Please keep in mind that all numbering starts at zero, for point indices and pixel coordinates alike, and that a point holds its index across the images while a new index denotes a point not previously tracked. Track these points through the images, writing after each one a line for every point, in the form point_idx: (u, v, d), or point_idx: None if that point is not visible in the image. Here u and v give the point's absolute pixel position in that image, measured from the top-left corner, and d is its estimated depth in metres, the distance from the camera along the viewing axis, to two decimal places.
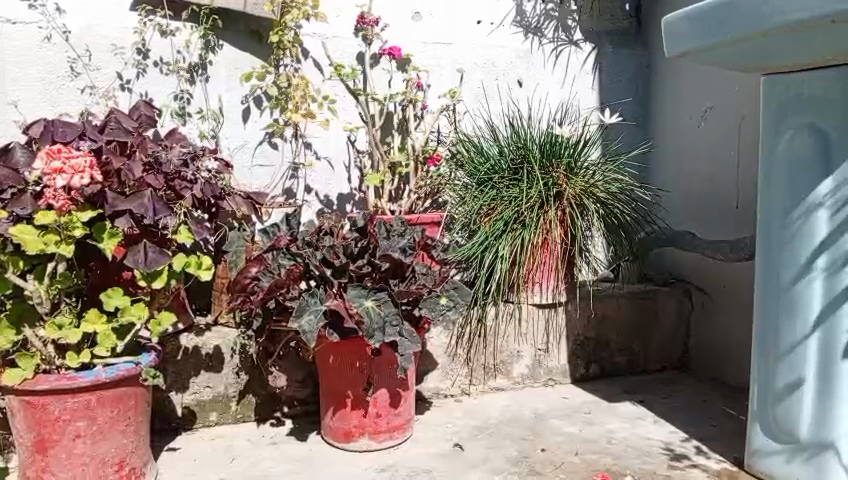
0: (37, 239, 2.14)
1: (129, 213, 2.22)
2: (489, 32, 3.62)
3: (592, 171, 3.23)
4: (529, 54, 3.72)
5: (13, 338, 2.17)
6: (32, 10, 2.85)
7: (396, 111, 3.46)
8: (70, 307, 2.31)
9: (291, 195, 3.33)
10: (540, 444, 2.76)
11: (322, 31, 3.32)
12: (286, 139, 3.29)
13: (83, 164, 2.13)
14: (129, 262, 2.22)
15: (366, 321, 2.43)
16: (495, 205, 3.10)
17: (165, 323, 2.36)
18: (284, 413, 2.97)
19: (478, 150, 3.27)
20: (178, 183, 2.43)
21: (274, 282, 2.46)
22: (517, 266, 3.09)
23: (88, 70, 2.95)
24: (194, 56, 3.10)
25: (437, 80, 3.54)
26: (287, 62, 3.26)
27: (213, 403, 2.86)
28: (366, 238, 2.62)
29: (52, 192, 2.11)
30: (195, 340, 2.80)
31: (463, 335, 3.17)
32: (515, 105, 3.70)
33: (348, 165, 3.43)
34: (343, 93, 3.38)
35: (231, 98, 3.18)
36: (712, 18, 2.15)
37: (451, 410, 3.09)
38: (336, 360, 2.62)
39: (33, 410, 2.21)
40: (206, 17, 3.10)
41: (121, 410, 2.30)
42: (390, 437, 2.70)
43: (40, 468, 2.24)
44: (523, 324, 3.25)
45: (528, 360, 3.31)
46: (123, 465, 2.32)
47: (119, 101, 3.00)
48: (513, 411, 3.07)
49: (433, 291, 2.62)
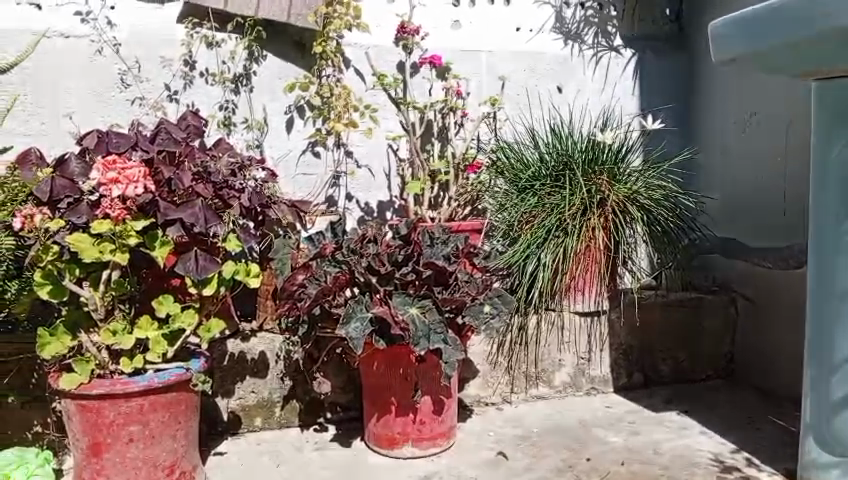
0: (94, 246, 2.20)
1: (180, 222, 2.28)
2: (528, 38, 3.62)
3: (633, 177, 3.20)
4: (569, 60, 3.70)
5: (69, 343, 2.26)
6: (84, 24, 2.94)
7: (436, 119, 3.47)
8: (124, 314, 2.35)
9: (333, 203, 3.36)
10: (585, 453, 2.74)
11: (363, 41, 3.35)
12: (329, 147, 3.33)
13: (137, 174, 2.19)
14: (180, 269, 2.28)
15: (412, 328, 2.45)
16: (536, 213, 3.09)
17: (215, 330, 2.41)
18: (327, 418, 3.00)
19: (519, 158, 3.26)
20: (225, 192, 2.45)
21: (320, 289, 2.50)
22: (559, 274, 3.07)
23: (138, 82, 3.02)
24: (238, 67, 3.16)
25: (477, 88, 3.54)
26: (329, 72, 3.29)
27: (258, 408, 2.90)
28: (410, 246, 2.62)
29: (108, 202, 2.18)
30: (241, 346, 2.85)
31: (504, 342, 3.16)
32: (555, 111, 3.68)
33: (388, 173, 3.46)
34: (385, 102, 3.41)
35: (275, 109, 3.23)
36: (765, 20, 2.10)
37: (493, 418, 3.08)
38: (380, 366, 2.64)
39: (89, 414, 2.27)
40: (251, 28, 3.15)
41: (172, 415, 2.35)
42: (433, 445, 2.70)
43: (95, 470, 2.29)
44: (565, 331, 3.22)
45: (570, 369, 3.28)
46: (174, 469, 2.37)
47: (167, 112, 3.07)
48: (554, 420, 3.05)
49: (476, 299, 2.61)
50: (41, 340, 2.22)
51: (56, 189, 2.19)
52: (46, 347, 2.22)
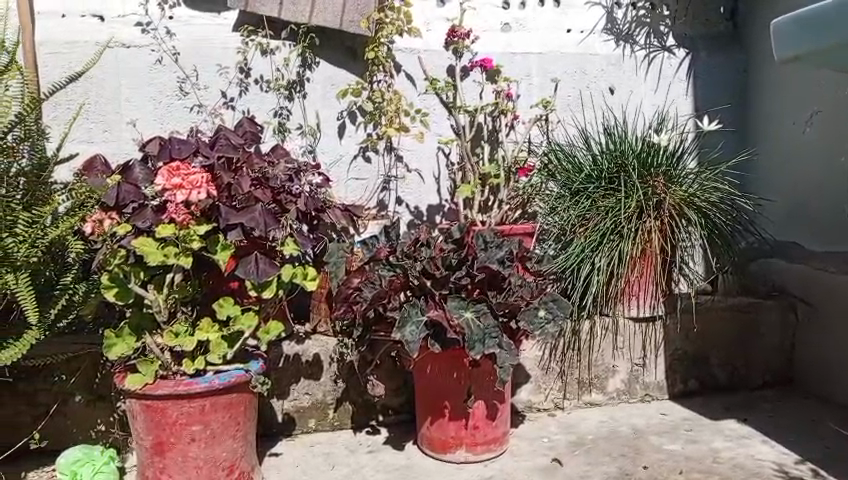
0: (159, 250, 2.26)
1: (240, 227, 2.33)
2: (579, 40, 3.58)
3: (690, 179, 3.15)
4: (621, 61, 3.64)
5: (134, 344, 2.32)
6: (144, 34, 3.03)
7: (486, 123, 3.46)
8: (186, 316, 2.41)
9: (383, 207, 3.39)
10: (642, 461, 2.71)
11: (415, 46, 3.36)
12: (380, 152, 3.35)
13: (200, 180, 2.26)
14: (241, 273, 2.34)
15: (467, 332, 2.46)
16: (591, 215, 3.05)
17: (274, 332, 2.45)
18: (379, 421, 3.01)
19: (572, 160, 3.22)
20: (283, 197, 2.51)
21: (376, 293, 2.52)
22: (614, 278, 3.02)
23: (196, 89, 3.10)
24: (292, 74, 3.21)
25: (527, 90, 3.51)
26: (380, 78, 3.31)
27: (312, 410, 2.93)
28: (463, 250, 2.62)
29: (173, 207, 2.25)
30: (296, 348, 2.89)
31: (557, 347, 3.13)
32: (609, 113, 3.63)
33: (438, 176, 3.45)
34: (436, 106, 3.41)
35: (328, 114, 3.27)
36: (820, 21, 2.07)
37: (546, 424, 3.06)
38: (434, 370, 2.64)
39: (153, 414, 2.33)
40: (304, 35, 3.20)
41: (232, 415, 2.40)
42: (487, 450, 2.70)
43: (158, 469, 2.36)
44: (619, 337, 3.17)
45: (624, 375, 3.23)
46: (233, 469, 2.42)
47: (225, 118, 3.14)
48: (609, 427, 3.01)
49: (530, 303, 2.58)
50: (108, 340, 2.30)
51: (122, 195, 2.29)
52: (112, 348, 2.30)
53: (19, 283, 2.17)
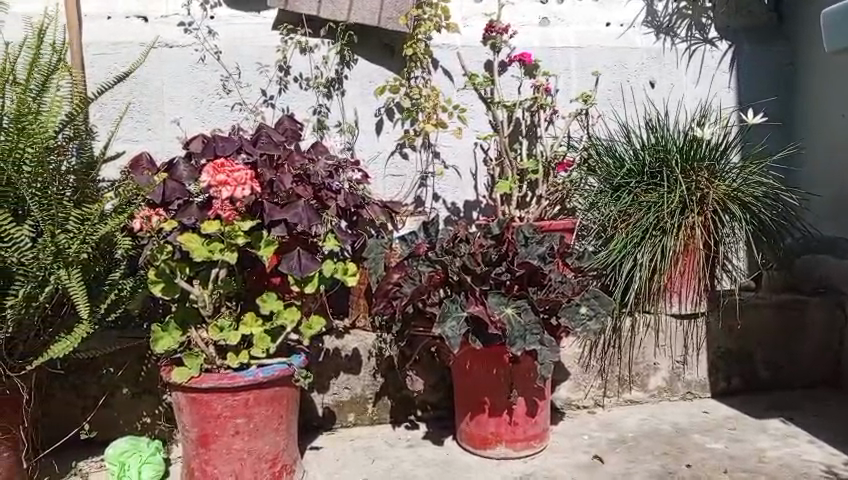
0: (204, 246, 2.33)
1: (284, 223, 2.38)
2: (619, 33, 3.53)
3: (734, 174, 3.10)
4: (661, 54, 3.57)
5: (179, 338, 2.38)
6: (187, 34, 3.09)
7: (524, 118, 3.43)
8: (230, 311, 2.45)
9: (420, 203, 3.39)
10: (685, 459, 2.67)
11: (453, 42, 3.35)
12: (417, 148, 3.36)
13: (244, 177, 2.30)
14: (284, 268, 2.41)
15: (508, 328, 2.46)
16: (633, 210, 3.01)
17: (316, 326, 2.49)
18: (418, 416, 3.03)
19: (613, 155, 3.18)
20: (323, 193, 2.52)
21: (416, 288, 2.53)
22: (657, 274, 2.98)
23: (238, 87, 3.15)
24: (331, 71, 3.23)
25: (566, 84, 3.47)
26: (418, 75, 3.31)
27: (351, 404, 2.96)
28: (503, 246, 2.58)
29: (219, 203, 2.30)
30: (336, 342, 2.92)
31: (597, 345, 3.10)
32: (650, 108, 3.57)
33: (475, 172, 3.44)
34: (474, 101, 3.40)
35: (366, 111, 3.29)
36: None
37: (586, 421, 3.04)
38: (474, 366, 2.64)
39: (198, 406, 2.37)
40: (343, 33, 3.22)
41: (275, 409, 2.43)
42: (527, 447, 2.69)
43: (203, 461, 2.41)
44: (660, 334, 3.13)
45: (665, 373, 3.19)
46: (276, 461, 2.46)
47: (266, 116, 3.18)
48: (651, 425, 2.97)
49: (571, 300, 2.56)
50: (155, 334, 2.36)
51: (168, 193, 2.36)
52: (159, 342, 2.35)
53: (71, 279, 2.22)
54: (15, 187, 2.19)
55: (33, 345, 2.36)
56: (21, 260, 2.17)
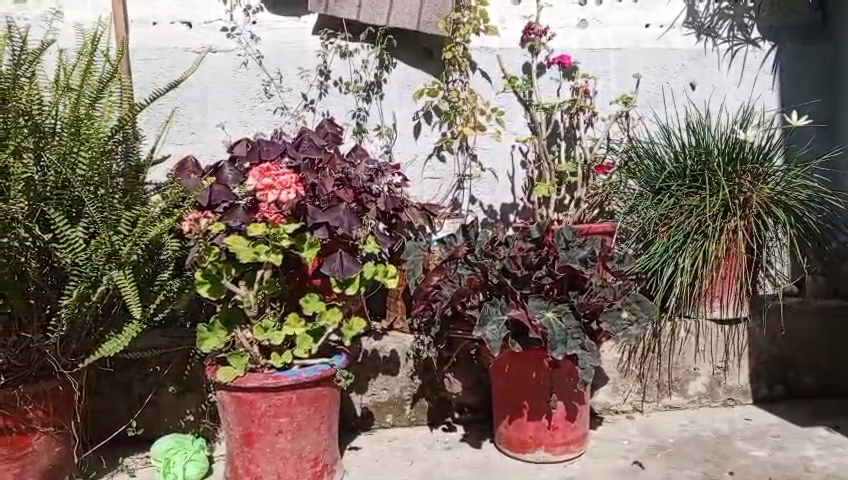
0: (250, 248, 2.38)
1: (326, 226, 2.41)
2: (658, 35, 3.49)
3: (777, 177, 3.04)
4: (702, 56, 3.53)
5: (225, 338, 2.44)
6: (230, 39, 3.15)
7: (563, 120, 3.41)
8: (274, 312, 2.50)
9: (457, 206, 3.40)
10: (728, 466, 2.65)
11: (491, 45, 3.35)
12: (455, 151, 3.37)
13: (289, 181, 2.36)
14: (326, 270, 2.44)
15: (550, 332, 2.45)
16: (675, 214, 2.98)
17: (357, 327, 2.54)
18: (455, 418, 3.04)
19: (654, 158, 3.15)
20: (364, 197, 2.55)
21: (456, 291, 2.54)
22: (698, 279, 2.95)
23: (280, 91, 3.20)
24: (370, 76, 3.27)
25: (605, 86, 3.45)
26: (455, 77, 3.32)
27: (389, 405, 2.99)
28: (543, 249, 2.58)
29: (266, 207, 2.36)
30: (374, 344, 2.95)
31: (636, 349, 3.08)
32: (691, 109, 3.52)
33: (512, 174, 3.43)
34: (513, 104, 3.39)
35: (404, 115, 3.31)
36: None
37: (624, 426, 3.02)
38: (513, 369, 2.64)
39: (242, 405, 2.43)
40: (382, 37, 3.25)
41: (317, 409, 2.47)
42: (566, 451, 2.68)
43: (247, 459, 2.46)
44: (701, 340, 3.11)
45: (706, 378, 3.15)
46: (318, 461, 2.50)
47: (307, 120, 3.22)
48: (691, 431, 2.95)
49: (613, 304, 2.56)
50: (201, 334, 2.43)
51: (214, 195, 2.41)
52: (205, 341, 2.43)
53: (123, 279, 2.28)
54: (69, 189, 2.26)
55: (85, 343, 2.45)
56: (75, 260, 2.24)
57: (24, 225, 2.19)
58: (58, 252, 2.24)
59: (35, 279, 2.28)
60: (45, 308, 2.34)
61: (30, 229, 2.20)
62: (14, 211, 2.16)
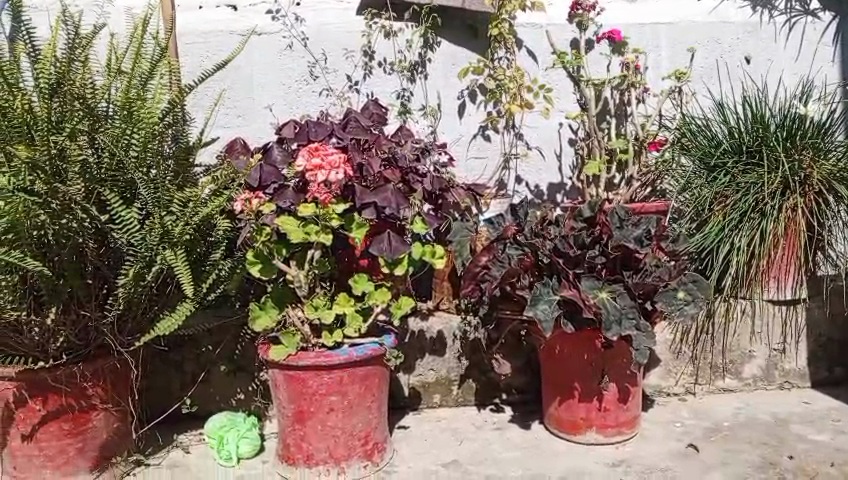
0: (300, 229, 2.39)
1: (374, 205, 2.40)
2: (712, 8, 3.37)
3: (839, 152, 2.94)
4: (758, 28, 3.40)
5: (276, 317, 2.47)
6: (275, 21, 3.15)
7: (613, 97, 3.33)
8: (324, 291, 2.52)
9: (503, 186, 3.35)
10: (787, 450, 2.58)
11: (538, 21, 3.29)
12: (500, 130, 3.31)
13: (338, 161, 2.37)
14: (375, 249, 2.44)
15: (604, 312, 2.41)
16: (730, 192, 2.89)
17: (405, 307, 2.53)
18: (503, 400, 3.02)
19: (708, 135, 3.06)
20: (410, 176, 2.52)
21: (506, 271, 2.52)
22: (755, 258, 2.87)
23: (325, 73, 3.19)
24: (414, 55, 3.23)
25: (655, 62, 3.36)
26: (501, 55, 3.28)
27: (436, 385, 2.98)
28: (596, 228, 2.52)
29: (316, 187, 2.36)
30: (421, 324, 2.93)
31: (689, 331, 3.02)
32: (746, 84, 3.41)
33: (560, 153, 3.36)
34: (561, 81, 3.33)
35: (449, 94, 3.27)
36: None
37: (677, 409, 2.96)
38: (564, 350, 2.61)
39: (294, 383, 2.45)
40: (427, 16, 3.21)
41: (367, 387, 2.48)
42: (618, 433, 2.64)
43: (299, 437, 2.49)
44: (757, 321, 3.02)
45: (761, 361, 3.07)
46: (368, 439, 2.52)
47: (351, 101, 3.21)
48: (747, 414, 2.87)
49: (668, 285, 2.51)
50: (253, 313, 2.46)
51: (264, 176, 2.44)
52: (257, 320, 2.46)
53: (176, 259, 2.30)
54: (123, 171, 2.29)
55: (140, 322, 2.47)
56: (130, 241, 2.27)
57: (82, 207, 2.21)
58: (114, 233, 2.27)
59: (93, 259, 2.31)
60: (103, 288, 2.38)
61: (87, 210, 2.22)
62: (72, 192, 2.18)
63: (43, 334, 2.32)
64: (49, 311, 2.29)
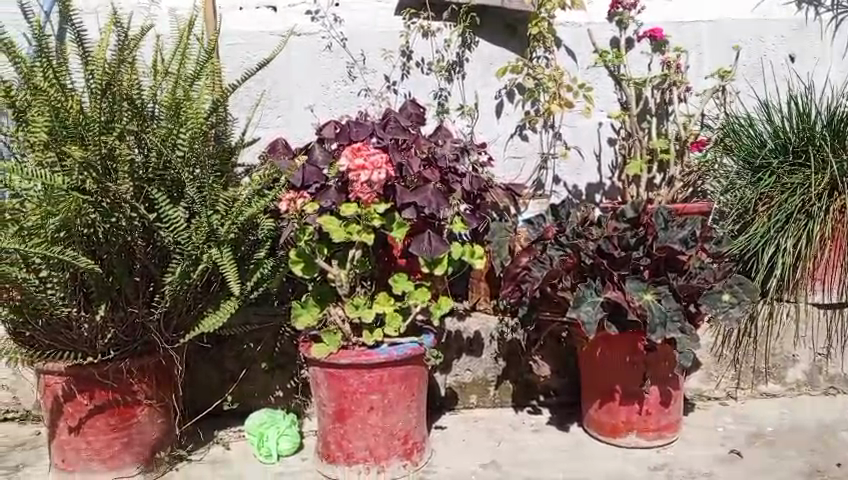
0: (342, 228, 2.41)
1: (415, 206, 2.41)
2: (755, 5, 3.31)
3: None
4: (803, 26, 3.33)
5: (318, 315, 2.50)
6: (314, 22, 3.17)
7: (653, 96, 3.28)
8: (364, 291, 2.53)
9: (540, 186, 3.32)
10: (834, 458, 2.52)
11: (578, 20, 3.26)
12: (538, 130, 3.29)
13: (380, 161, 2.36)
14: (415, 250, 2.44)
15: (649, 314, 2.38)
16: (776, 192, 2.86)
17: (444, 307, 2.54)
18: (540, 401, 3.00)
19: (752, 136, 3.02)
20: (449, 176, 2.50)
21: (547, 272, 2.49)
22: (801, 260, 2.83)
23: (363, 73, 3.20)
24: (452, 55, 3.23)
25: (697, 60, 3.30)
26: (540, 54, 3.26)
27: (473, 386, 2.98)
28: (640, 229, 2.48)
29: (359, 187, 2.36)
30: (457, 324, 2.93)
31: (731, 334, 2.97)
32: (791, 83, 3.34)
33: (598, 153, 3.33)
34: (600, 80, 3.30)
35: (487, 93, 3.26)
36: None
37: (718, 413, 2.91)
38: (605, 353, 2.58)
39: (335, 381, 2.46)
40: (465, 15, 3.21)
41: (407, 387, 2.49)
42: (659, 436, 2.61)
43: (339, 435, 2.50)
44: (801, 325, 2.96)
45: (805, 366, 3.00)
46: (407, 438, 2.52)
47: (390, 101, 3.22)
48: (791, 420, 2.81)
49: (713, 287, 2.47)
50: (295, 311, 2.49)
51: (306, 176, 2.44)
52: (299, 318, 2.49)
53: (222, 257, 2.34)
54: (171, 171, 2.32)
55: (184, 319, 2.50)
56: (177, 240, 2.31)
57: (131, 205, 2.26)
58: (162, 232, 2.30)
59: (141, 257, 2.35)
60: (149, 286, 2.41)
61: (136, 209, 2.27)
62: (122, 191, 2.23)
63: (92, 330, 2.36)
64: (99, 308, 2.33)
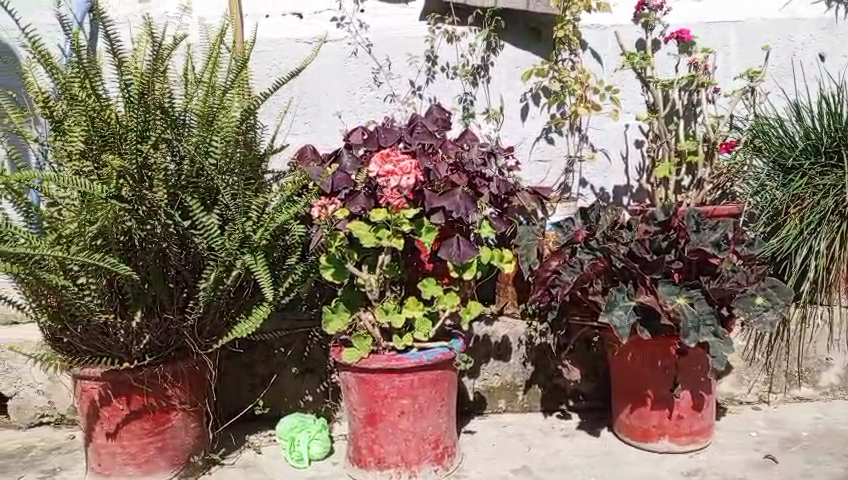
0: (372, 233, 2.41)
1: (443, 210, 2.41)
2: (784, 4, 3.27)
3: None
4: (833, 24, 3.29)
5: (348, 319, 2.52)
6: (340, 28, 3.19)
7: (681, 97, 3.26)
8: (394, 295, 2.55)
9: (567, 190, 3.31)
10: None
11: (603, 22, 3.25)
12: (564, 133, 3.29)
13: (409, 166, 2.38)
14: (444, 254, 2.45)
15: (682, 318, 2.37)
16: (808, 194, 2.82)
17: (474, 311, 2.55)
18: (570, 406, 2.99)
19: (783, 136, 2.99)
20: (477, 181, 2.49)
21: (578, 276, 2.48)
22: (835, 262, 2.79)
23: (389, 79, 3.22)
24: (477, 59, 3.23)
25: (724, 61, 3.28)
26: (565, 56, 3.25)
27: (502, 390, 2.98)
28: (672, 232, 2.49)
29: (389, 192, 2.39)
30: (485, 329, 2.93)
31: (763, 337, 2.94)
32: (822, 83, 3.30)
33: (625, 156, 3.32)
34: (626, 82, 3.29)
35: (512, 97, 3.26)
36: None
37: (751, 417, 2.88)
38: (636, 357, 2.57)
39: (366, 386, 2.48)
40: (490, 19, 3.21)
41: (438, 391, 2.49)
42: (692, 441, 2.59)
43: (370, 439, 2.51)
44: (835, 328, 2.92)
45: (840, 369, 2.96)
46: (438, 443, 2.53)
47: (416, 106, 3.23)
48: (826, 424, 2.78)
49: (746, 290, 2.44)
50: (325, 316, 2.51)
51: (336, 183, 2.45)
52: (330, 323, 2.50)
53: (256, 263, 2.38)
54: (205, 178, 2.35)
55: (217, 324, 2.54)
56: (210, 246, 2.34)
57: (166, 212, 2.29)
58: (196, 239, 2.33)
59: (175, 264, 2.39)
60: (184, 292, 2.44)
61: (171, 216, 2.30)
62: (157, 198, 2.27)
63: (128, 335, 2.41)
64: (135, 314, 2.39)
